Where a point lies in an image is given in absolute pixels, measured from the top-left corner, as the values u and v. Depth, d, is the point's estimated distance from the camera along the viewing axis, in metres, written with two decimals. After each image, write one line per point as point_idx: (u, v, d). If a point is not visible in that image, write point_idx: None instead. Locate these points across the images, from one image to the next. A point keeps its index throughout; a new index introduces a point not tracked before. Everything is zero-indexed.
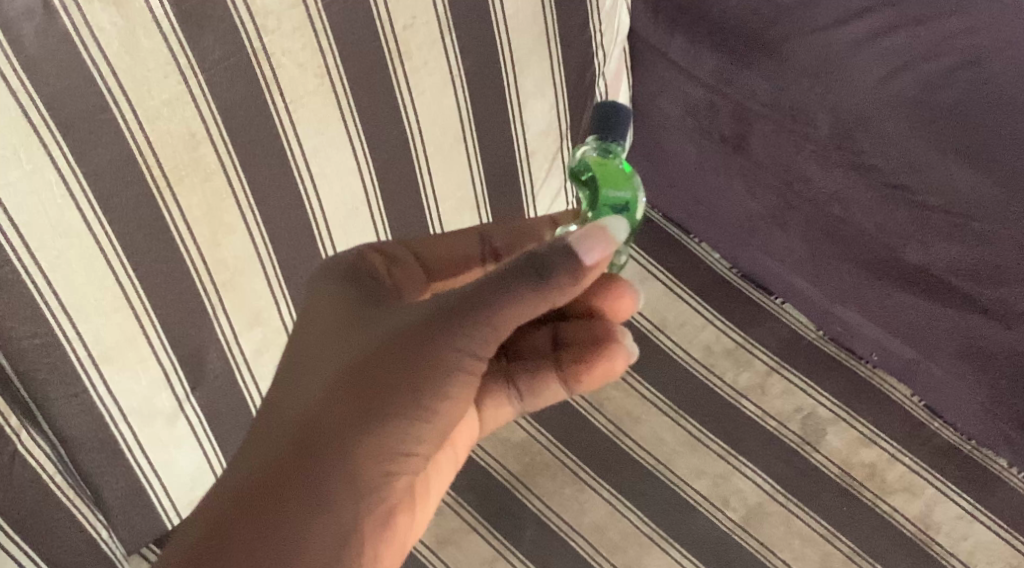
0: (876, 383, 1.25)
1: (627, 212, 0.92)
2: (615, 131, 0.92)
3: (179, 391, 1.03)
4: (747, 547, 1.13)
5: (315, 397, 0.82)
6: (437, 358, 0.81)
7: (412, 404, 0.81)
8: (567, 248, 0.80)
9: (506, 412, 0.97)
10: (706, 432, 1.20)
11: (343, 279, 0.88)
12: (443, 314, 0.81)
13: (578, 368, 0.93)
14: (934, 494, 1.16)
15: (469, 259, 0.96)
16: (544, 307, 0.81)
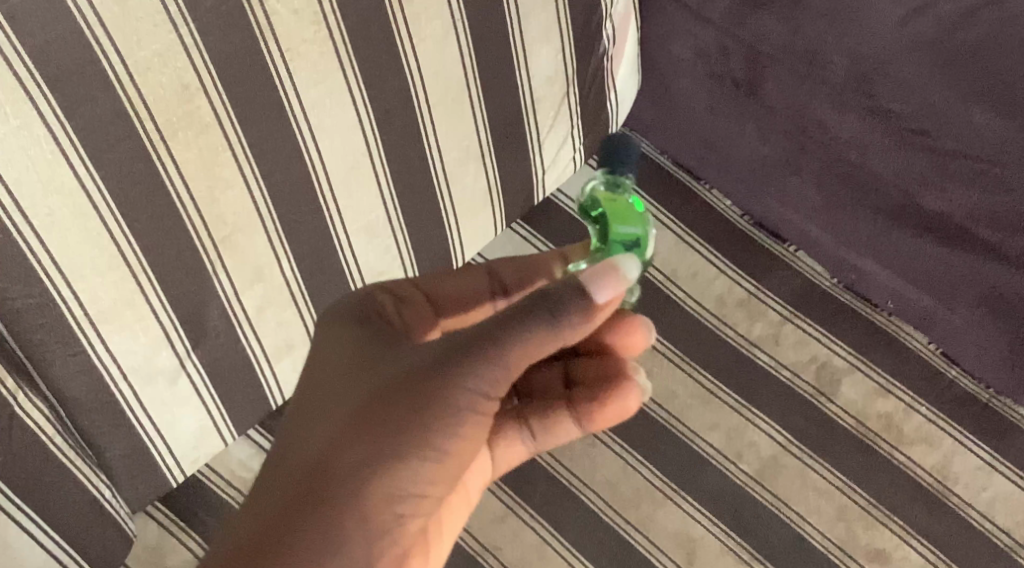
0: (894, 332, 1.21)
1: (638, 249, 0.86)
2: (624, 164, 0.86)
3: (180, 348, 1.00)
4: (761, 499, 1.11)
5: (322, 441, 0.78)
6: (448, 399, 0.77)
7: (421, 447, 0.78)
8: (580, 286, 0.77)
9: (517, 455, 0.93)
10: (718, 384, 1.17)
11: (348, 316, 0.84)
12: (453, 351, 0.77)
13: (591, 406, 0.90)
14: (952, 444, 1.13)
15: (477, 293, 0.92)
16: (557, 344, 0.77)
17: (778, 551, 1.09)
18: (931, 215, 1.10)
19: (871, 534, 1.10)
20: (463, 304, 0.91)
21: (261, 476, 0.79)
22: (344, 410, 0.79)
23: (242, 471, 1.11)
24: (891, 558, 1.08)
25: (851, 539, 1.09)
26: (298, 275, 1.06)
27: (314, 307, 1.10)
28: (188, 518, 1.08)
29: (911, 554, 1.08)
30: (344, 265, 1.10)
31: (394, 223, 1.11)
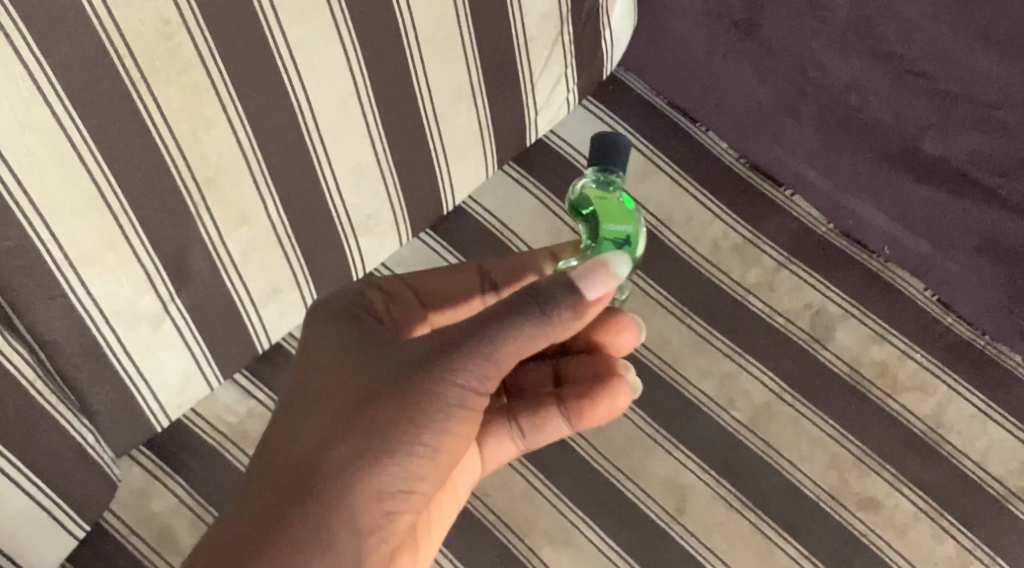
0: (888, 278, 1.15)
1: (627, 246, 0.91)
2: (615, 162, 0.91)
3: (163, 292, 0.98)
4: (753, 447, 1.07)
5: (315, 436, 0.83)
6: (435, 396, 0.81)
7: (409, 443, 0.81)
8: (569, 282, 0.80)
9: (507, 452, 0.99)
10: (712, 330, 1.12)
11: (344, 316, 0.89)
12: (440, 349, 0.81)
13: (579, 404, 0.96)
14: (947, 392, 1.09)
15: (468, 290, 0.97)
16: (545, 341, 0.80)
17: (770, 499, 1.05)
18: (937, 161, 1.08)
19: (863, 483, 1.06)
20: (455, 302, 0.97)
21: (258, 471, 0.84)
22: (336, 407, 0.83)
23: (229, 416, 1.09)
24: (883, 507, 1.05)
25: (842, 488, 1.06)
26: (285, 219, 1.03)
27: (301, 250, 1.06)
28: (174, 464, 1.06)
29: (903, 503, 1.05)
30: (331, 208, 1.06)
31: (383, 166, 1.08)
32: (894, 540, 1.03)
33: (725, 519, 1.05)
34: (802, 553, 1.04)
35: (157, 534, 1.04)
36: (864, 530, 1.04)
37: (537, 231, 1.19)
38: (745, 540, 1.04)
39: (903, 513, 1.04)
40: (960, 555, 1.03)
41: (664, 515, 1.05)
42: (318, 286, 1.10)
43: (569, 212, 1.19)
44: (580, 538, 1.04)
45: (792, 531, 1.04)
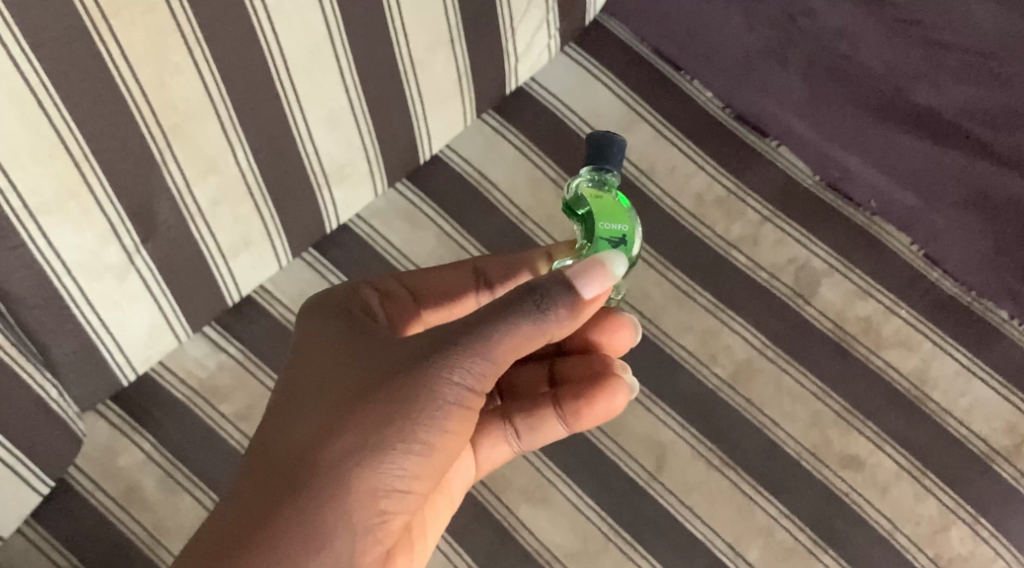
0: (875, 233, 1.12)
1: (624, 244, 0.89)
2: (608, 160, 0.91)
3: (128, 242, 0.95)
4: (734, 404, 1.05)
5: (308, 433, 0.82)
6: (431, 393, 0.80)
7: (404, 441, 0.80)
8: (566, 281, 0.80)
9: (503, 454, 0.98)
10: (694, 285, 1.10)
11: (341, 316, 0.89)
12: (436, 346, 0.81)
13: (571, 404, 0.95)
14: (931, 349, 1.06)
15: (463, 290, 0.96)
16: (542, 339, 0.80)
17: (750, 456, 1.03)
18: (931, 117, 1.14)
19: (845, 441, 1.03)
20: (449, 300, 0.96)
21: (249, 470, 0.83)
22: (331, 404, 0.82)
23: (198, 370, 1.06)
24: (864, 465, 1.02)
25: (824, 445, 1.03)
26: (254, 165, 0.99)
27: (271, 199, 1.03)
28: (142, 418, 1.04)
29: (885, 461, 1.02)
30: (303, 157, 1.03)
31: (357, 113, 1.04)
32: (875, 499, 1.01)
33: (705, 478, 1.02)
34: (781, 512, 1.01)
35: (124, 490, 1.01)
36: (844, 488, 1.01)
37: (516, 180, 1.15)
38: (724, 498, 1.01)
39: (885, 472, 1.02)
40: (941, 515, 1.00)
41: (642, 473, 1.02)
42: (290, 238, 1.07)
43: (549, 161, 1.15)
44: (556, 495, 1.01)
45: (772, 489, 1.01)
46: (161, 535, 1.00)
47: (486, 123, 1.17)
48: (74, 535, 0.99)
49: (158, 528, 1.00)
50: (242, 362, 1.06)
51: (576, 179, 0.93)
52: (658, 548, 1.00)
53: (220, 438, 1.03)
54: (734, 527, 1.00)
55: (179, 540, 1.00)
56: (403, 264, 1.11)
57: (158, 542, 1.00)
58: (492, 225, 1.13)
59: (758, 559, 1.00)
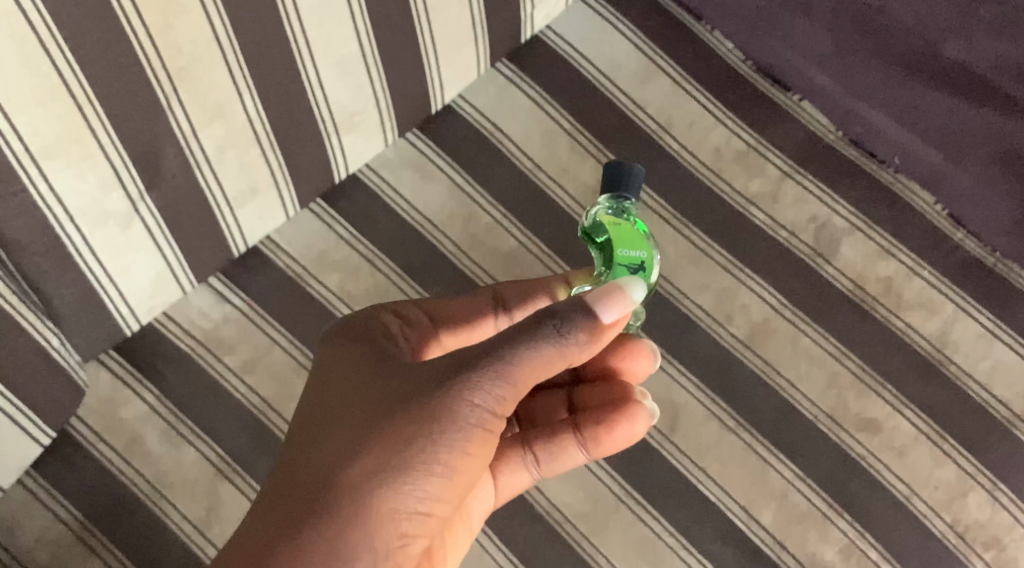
0: (898, 191, 1.09)
1: (643, 271, 0.91)
2: (627, 189, 0.92)
3: (132, 189, 0.92)
4: (749, 364, 1.02)
5: (328, 453, 0.80)
6: (452, 413, 0.78)
7: (425, 461, 0.78)
8: (584, 305, 0.80)
9: (522, 481, 0.94)
10: (711, 242, 1.07)
11: (359, 339, 0.86)
12: (455, 366, 0.79)
13: (593, 431, 0.91)
14: (954, 311, 1.04)
15: (479, 314, 0.92)
16: (562, 362, 0.79)
17: (765, 418, 1.00)
18: (961, 71, 1.10)
19: (862, 404, 1.01)
20: (466, 325, 0.91)
21: (265, 494, 0.80)
22: (350, 424, 0.80)
23: (202, 321, 1.04)
24: (882, 429, 1.00)
25: (841, 408, 1.01)
26: (262, 112, 0.96)
27: (279, 147, 1.00)
28: (145, 368, 1.02)
29: (903, 425, 1.00)
30: (313, 103, 0.99)
31: (369, 59, 1.00)
32: (893, 463, 0.99)
33: (718, 439, 1.00)
34: (796, 475, 0.98)
35: (127, 443, 0.99)
36: (861, 452, 0.99)
37: (530, 132, 1.12)
38: (738, 460, 0.99)
39: (903, 436, 0.99)
40: (960, 480, 0.98)
41: (654, 434, 1.00)
42: (297, 188, 1.04)
43: (564, 112, 1.12)
44: None
45: (787, 452, 0.99)
46: (164, 488, 0.98)
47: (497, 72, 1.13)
48: (75, 487, 0.98)
49: (161, 482, 0.99)
50: (248, 314, 1.04)
51: (595, 206, 0.95)
52: (669, 509, 0.98)
53: (225, 391, 1.02)
54: (748, 490, 0.98)
55: (182, 493, 0.98)
56: (413, 217, 1.09)
57: (161, 496, 0.98)
58: (504, 177, 1.10)
59: (771, 521, 0.98)
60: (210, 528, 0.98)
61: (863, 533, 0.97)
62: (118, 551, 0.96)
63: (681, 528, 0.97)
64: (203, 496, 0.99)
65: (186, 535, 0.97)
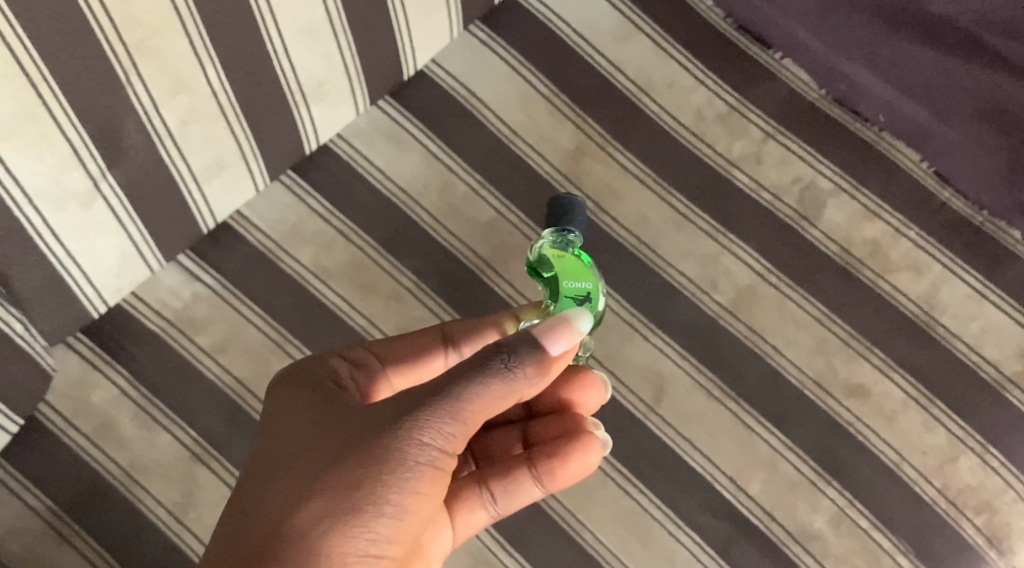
0: (884, 149, 1.06)
1: (590, 302, 0.89)
2: (570, 222, 0.90)
3: (93, 168, 0.89)
4: (735, 332, 1.00)
5: (277, 500, 0.76)
6: (401, 453, 0.75)
7: (376, 503, 0.75)
8: (532, 338, 0.77)
9: (479, 522, 0.88)
10: (693, 208, 1.05)
11: (306, 385, 0.83)
12: (404, 406, 0.76)
13: (548, 462, 0.87)
14: (942, 272, 1.02)
15: (426, 350, 0.89)
16: (513, 396, 0.76)
17: (752, 386, 0.98)
18: (947, 24, 1.08)
19: (850, 369, 0.99)
20: (414, 364, 0.89)
21: (215, 549, 0.77)
22: (300, 468, 0.77)
23: (173, 301, 1.00)
24: (871, 394, 0.98)
25: (829, 374, 0.99)
26: (227, 85, 0.93)
27: (246, 120, 0.96)
28: (114, 350, 0.99)
29: (893, 390, 0.98)
30: (280, 73, 0.96)
31: (337, 25, 0.97)
32: (882, 429, 0.97)
33: (704, 409, 0.98)
34: (784, 444, 0.97)
35: (97, 427, 0.96)
36: (850, 419, 0.97)
37: (506, 97, 1.08)
38: (726, 430, 0.97)
39: (892, 401, 0.98)
40: (950, 445, 0.96)
41: (639, 406, 0.98)
42: (267, 161, 1.01)
43: (540, 76, 1.09)
44: None
45: (775, 420, 0.97)
46: (138, 473, 0.95)
47: (471, 35, 1.10)
48: (45, 474, 0.94)
49: (134, 467, 0.95)
50: (220, 292, 1.01)
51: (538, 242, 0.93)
52: (656, 482, 0.96)
53: (198, 373, 0.99)
54: (736, 460, 0.96)
55: (157, 479, 0.95)
56: (388, 187, 1.05)
57: (134, 481, 0.95)
58: (481, 144, 1.07)
59: (759, 491, 0.95)
60: (186, 514, 0.95)
61: (853, 501, 0.95)
62: (92, 538, 0.93)
63: (668, 501, 0.95)
64: (178, 481, 0.96)
65: (161, 521, 0.94)
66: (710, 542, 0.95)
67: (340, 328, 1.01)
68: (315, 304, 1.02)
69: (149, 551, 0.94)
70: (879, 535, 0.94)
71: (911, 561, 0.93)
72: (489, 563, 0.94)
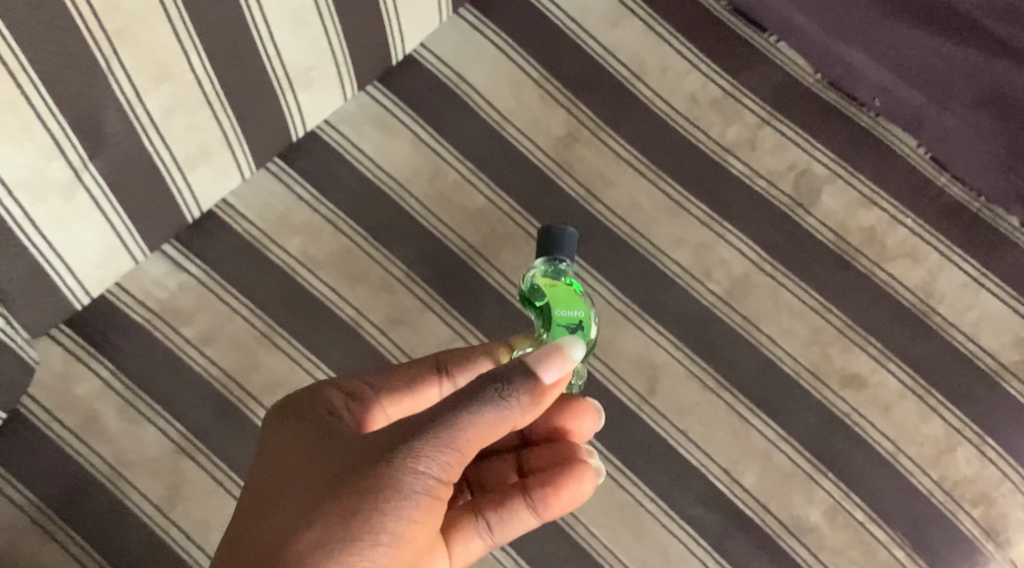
0: (880, 134, 1.05)
1: (582, 330, 0.88)
2: (560, 251, 0.88)
3: (74, 158, 0.87)
4: (729, 321, 0.99)
5: (272, 529, 0.74)
6: (396, 481, 0.73)
7: (372, 532, 0.73)
8: (526, 367, 0.76)
9: (474, 553, 0.83)
10: (687, 195, 1.03)
11: (299, 414, 0.80)
12: (399, 434, 0.75)
13: (546, 491, 0.82)
14: (939, 260, 1.00)
15: (421, 381, 0.83)
16: (507, 425, 0.75)
17: (746, 377, 0.97)
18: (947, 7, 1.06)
19: (846, 359, 0.98)
20: (409, 397, 0.83)
21: None
22: (294, 497, 0.75)
23: (158, 291, 0.98)
24: (867, 384, 0.97)
25: (824, 364, 0.97)
26: (211, 71, 0.91)
27: (230, 107, 0.94)
28: (98, 342, 0.96)
29: (888, 380, 0.97)
30: (264, 59, 0.94)
31: (323, 10, 0.95)
32: (878, 419, 0.96)
33: (698, 400, 0.97)
34: (779, 435, 0.95)
35: (81, 421, 0.94)
36: (846, 409, 0.96)
37: (496, 82, 1.06)
38: (720, 421, 0.96)
39: (889, 391, 0.97)
40: (947, 435, 0.95)
41: (633, 397, 0.97)
42: (252, 149, 0.99)
43: (531, 61, 1.07)
44: None
45: (770, 411, 0.96)
46: (123, 467, 0.93)
47: (461, 18, 1.08)
48: (29, 469, 0.92)
49: (120, 461, 0.93)
50: (205, 281, 0.99)
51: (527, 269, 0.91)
52: (650, 475, 0.94)
53: (184, 364, 0.97)
54: (730, 452, 0.95)
55: (143, 473, 0.93)
56: (376, 174, 1.03)
57: (120, 476, 0.93)
58: (471, 130, 1.05)
59: (754, 483, 0.94)
60: (172, 508, 0.93)
61: (849, 493, 0.94)
62: (77, 535, 0.91)
63: (662, 494, 0.94)
64: (164, 475, 0.94)
65: (148, 515, 0.93)
66: (705, 536, 0.93)
67: (329, 318, 0.99)
68: (302, 294, 0.99)
69: (135, 546, 0.92)
70: (876, 527, 0.93)
71: (907, 554, 0.92)
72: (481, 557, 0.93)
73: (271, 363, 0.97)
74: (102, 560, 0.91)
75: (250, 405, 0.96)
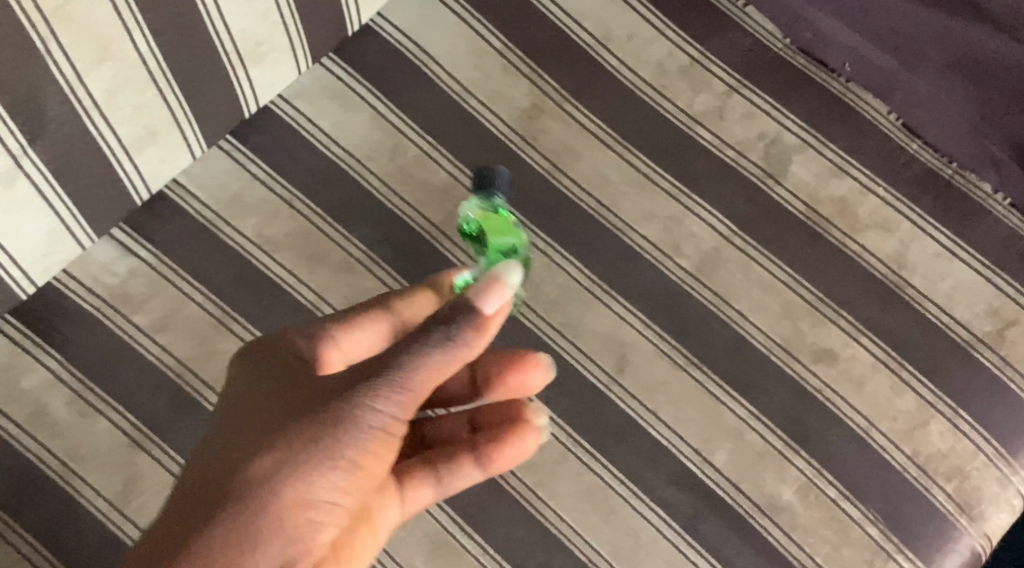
0: (850, 101, 1.02)
1: (517, 255, 0.93)
2: (495, 190, 0.90)
3: (13, 144, 0.82)
4: (698, 297, 0.97)
5: (227, 459, 0.73)
6: (345, 416, 0.71)
7: (323, 462, 0.72)
8: (467, 299, 0.72)
9: (421, 501, 0.82)
10: (656, 167, 1.00)
11: (258, 348, 0.78)
12: (349, 376, 0.72)
13: (493, 446, 0.82)
14: (911, 230, 0.99)
15: (377, 330, 0.81)
16: (456, 363, 0.71)
17: (717, 353, 0.95)
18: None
19: (818, 333, 0.96)
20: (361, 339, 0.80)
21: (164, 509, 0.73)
22: (254, 426, 0.74)
23: (107, 277, 0.95)
24: (839, 359, 0.95)
25: (796, 339, 0.96)
26: (156, 49, 0.86)
27: (178, 85, 0.90)
28: (45, 332, 0.93)
29: (861, 353, 0.95)
30: (212, 34, 0.89)
31: None
32: (850, 394, 0.94)
33: (669, 379, 0.95)
34: (750, 413, 0.94)
35: (30, 415, 0.91)
36: (818, 385, 0.94)
37: (457, 52, 1.03)
38: (691, 399, 0.94)
39: (861, 364, 0.95)
40: (920, 410, 0.94)
41: (602, 376, 0.94)
42: (203, 127, 0.95)
43: (493, 29, 1.03)
44: None
45: (741, 388, 0.94)
46: (75, 462, 0.90)
47: None
48: None
49: (71, 455, 0.90)
50: (157, 266, 0.95)
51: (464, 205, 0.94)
52: (620, 456, 0.92)
53: (137, 352, 0.93)
54: (701, 430, 0.93)
55: (95, 467, 0.90)
56: (334, 151, 0.99)
57: (71, 471, 0.90)
58: (431, 103, 1.01)
59: (725, 463, 0.93)
60: (127, 503, 0.90)
61: (822, 470, 0.92)
62: (28, 534, 0.88)
63: (632, 476, 0.92)
64: (118, 469, 0.90)
65: (101, 512, 0.89)
66: (676, 518, 0.91)
67: (287, 303, 0.95)
68: (259, 277, 0.96)
69: (89, 544, 0.89)
70: (849, 505, 0.92)
71: (881, 531, 0.91)
72: (448, 545, 0.91)
73: (228, 351, 0.94)
74: (54, 559, 0.88)
75: (206, 395, 0.93)
